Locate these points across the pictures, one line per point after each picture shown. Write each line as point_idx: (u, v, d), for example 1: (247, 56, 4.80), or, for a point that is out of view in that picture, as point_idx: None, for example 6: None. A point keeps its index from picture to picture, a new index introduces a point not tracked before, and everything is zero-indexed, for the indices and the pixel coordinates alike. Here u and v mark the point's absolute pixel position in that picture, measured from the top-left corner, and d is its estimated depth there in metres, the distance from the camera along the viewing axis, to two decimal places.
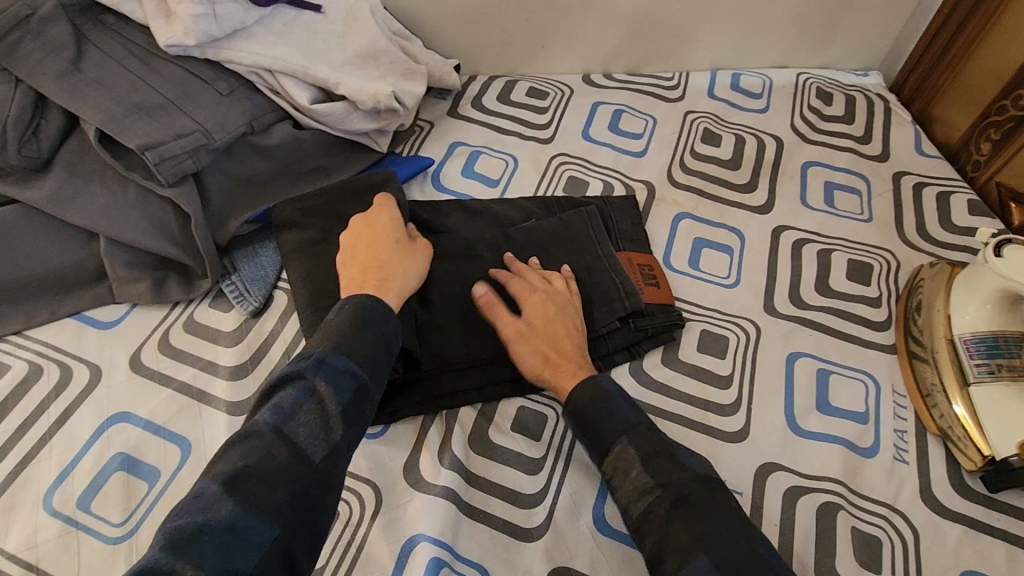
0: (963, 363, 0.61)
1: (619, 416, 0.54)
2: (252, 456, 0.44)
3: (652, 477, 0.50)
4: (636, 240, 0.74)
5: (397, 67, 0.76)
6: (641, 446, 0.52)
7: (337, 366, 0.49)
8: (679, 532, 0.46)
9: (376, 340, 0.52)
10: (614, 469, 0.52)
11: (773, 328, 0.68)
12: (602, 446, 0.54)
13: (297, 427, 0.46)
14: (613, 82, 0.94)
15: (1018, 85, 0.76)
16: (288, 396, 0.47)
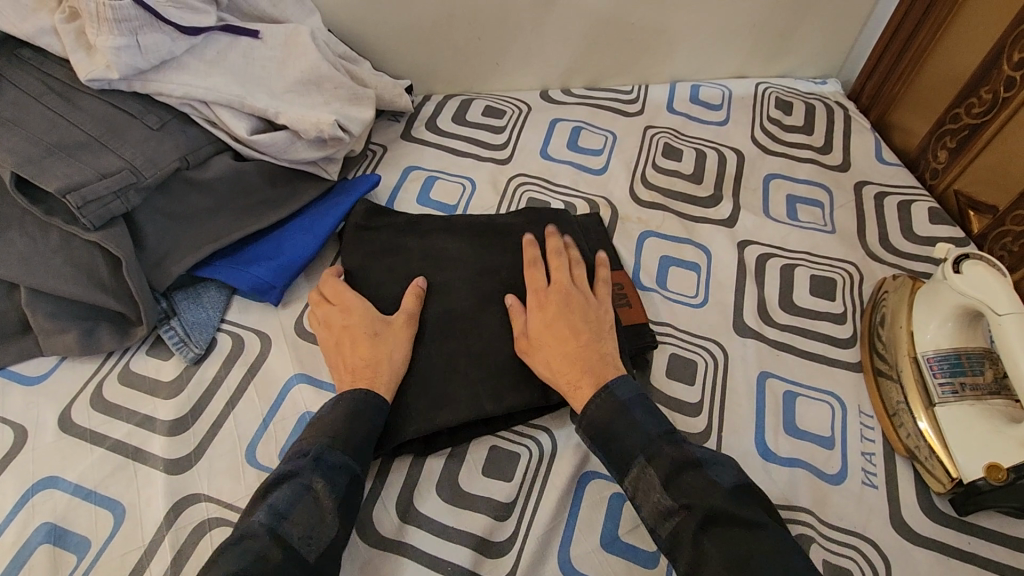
0: (927, 381, 0.60)
1: (640, 432, 0.52)
2: (246, 557, 0.45)
3: (676, 499, 0.48)
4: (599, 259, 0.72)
5: (343, 92, 0.73)
6: (665, 463, 0.50)
7: (335, 461, 0.51)
8: (711, 557, 0.45)
9: (370, 432, 0.54)
10: (637, 488, 0.50)
11: (739, 350, 0.66)
12: (621, 464, 0.51)
13: (293, 527, 0.47)
14: (571, 98, 0.92)
15: (970, 93, 0.76)
16: (284, 496, 0.49)
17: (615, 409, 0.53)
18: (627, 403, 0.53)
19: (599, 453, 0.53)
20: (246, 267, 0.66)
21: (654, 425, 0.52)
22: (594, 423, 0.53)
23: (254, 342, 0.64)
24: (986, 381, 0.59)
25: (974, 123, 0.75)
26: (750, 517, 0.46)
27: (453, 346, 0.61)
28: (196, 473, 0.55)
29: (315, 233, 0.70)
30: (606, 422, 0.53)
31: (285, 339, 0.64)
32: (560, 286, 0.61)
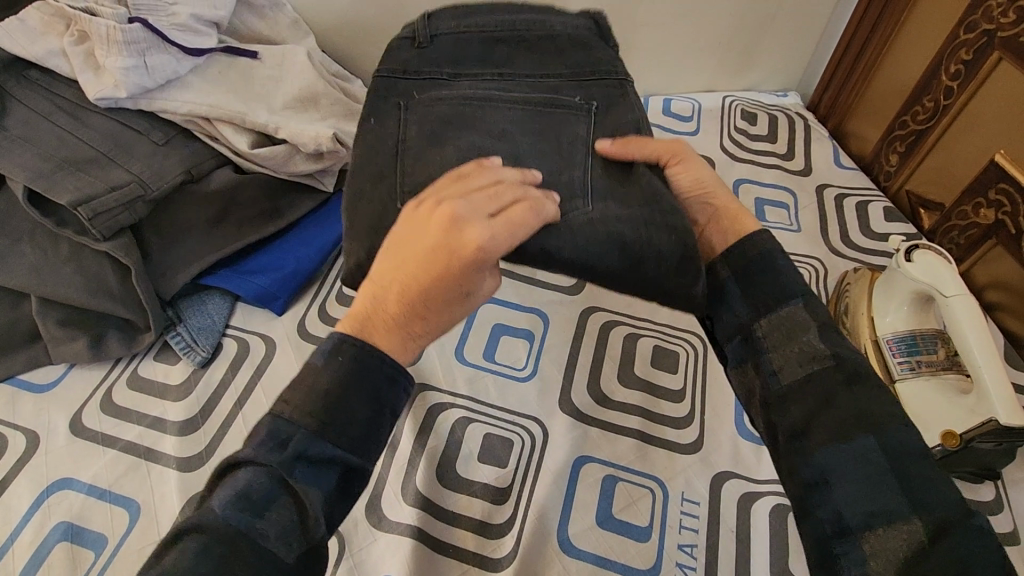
0: (887, 362, 0.65)
1: (795, 281, 0.50)
2: (211, 563, 0.36)
3: (828, 346, 0.47)
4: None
5: (338, 108, 0.77)
6: (816, 313, 0.49)
7: (320, 453, 0.40)
8: (846, 406, 0.45)
9: (361, 428, 0.41)
10: (774, 331, 0.49)
11: None
12: (764, 302, 0.50)
13: (268, 524, 0.38)
14: None
15: (914, 102, 0.83)
16: (259, 486, 0.39)
17: (767, 258, 0.51)
18: (783, 265, 0.51)
19: (735, 290, 0.52)
20: (250, 277, 0.69)
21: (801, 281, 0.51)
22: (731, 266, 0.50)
23: (259, 345, 0.67)
24: (940, 358, 0.64)
25: (919, 129, 0.82)
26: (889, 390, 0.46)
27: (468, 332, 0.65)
28: (208, 469, 0.58)
29: (315, 246, 0.73)
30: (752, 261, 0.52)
31: (290, 341, 0.67)
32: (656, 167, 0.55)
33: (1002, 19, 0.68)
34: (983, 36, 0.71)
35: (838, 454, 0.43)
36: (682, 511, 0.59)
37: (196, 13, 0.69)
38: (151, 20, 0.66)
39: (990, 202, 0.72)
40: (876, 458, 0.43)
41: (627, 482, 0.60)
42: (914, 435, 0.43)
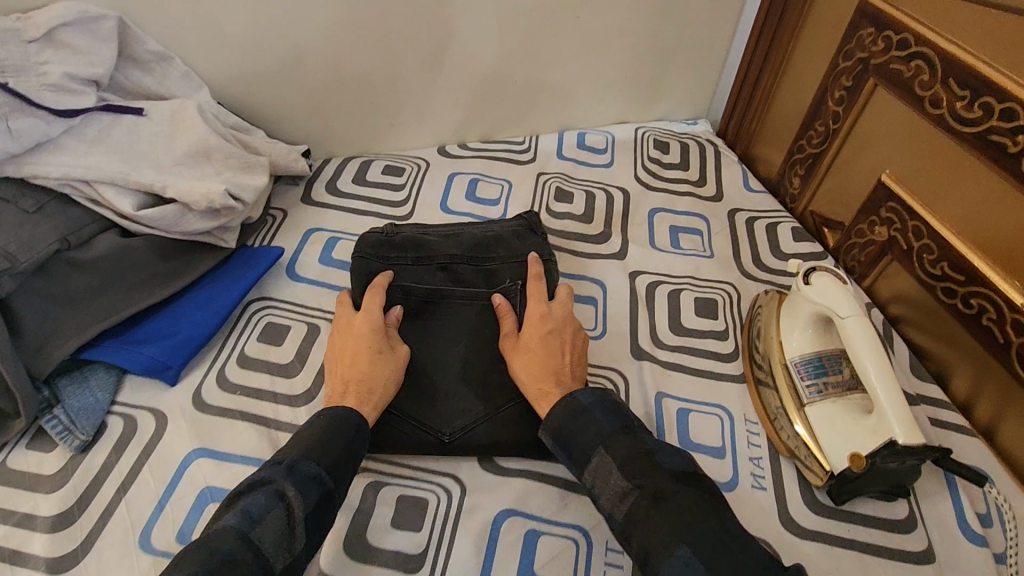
0: (796, 384, 0.65)
1: (596, 425, 0.55)
2: (213, 564, 0.43)
3: (629, 480, 0.51)
4: (513, 263, 0.72)
5: (234, 162, 0.74)
6: (617, 454, 0.53)
7: (310, 470, 0.51)
8: (660, 530, 0.47)
9: (344, 448, 0.54)
10: (596, 478, 0.53)
11: (635, 375, 0.71)
12: (581, 458, 0.55)
13: (263, 534, 0.46)
14: (467, 151, 0.98)
15: (808, 126, 0.86)
16: (256, 502, 0.48)
17: (582, 406, 0.56)
18: (586, 404, 0.56)
19: (574, 440, 0.55)
20: (139, 348, 0.65)
21: (612, 421, 0.55)
22: (554, 423, 0.56)
23: (148, 422, 0.62)
24: (846, 378, 0.64)
25: (815, 152, 0.85)
26: (704, 497, 0.49)
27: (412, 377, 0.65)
28: (84, 567, 0.52)
29: (213, 308, 0.69)
30: (563, 422, 0.56)
31: (183, 414, 0.62)
32: (540, 314, 0.65)
33: (873, 47, 0.71)
34: (860, 64, 0.74)
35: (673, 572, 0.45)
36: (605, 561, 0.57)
37: (69, 71, 0.66)
38: (17, 82, 0.63)
39: (883, 220, 0.75)
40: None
41: (548, 535, 0.58)
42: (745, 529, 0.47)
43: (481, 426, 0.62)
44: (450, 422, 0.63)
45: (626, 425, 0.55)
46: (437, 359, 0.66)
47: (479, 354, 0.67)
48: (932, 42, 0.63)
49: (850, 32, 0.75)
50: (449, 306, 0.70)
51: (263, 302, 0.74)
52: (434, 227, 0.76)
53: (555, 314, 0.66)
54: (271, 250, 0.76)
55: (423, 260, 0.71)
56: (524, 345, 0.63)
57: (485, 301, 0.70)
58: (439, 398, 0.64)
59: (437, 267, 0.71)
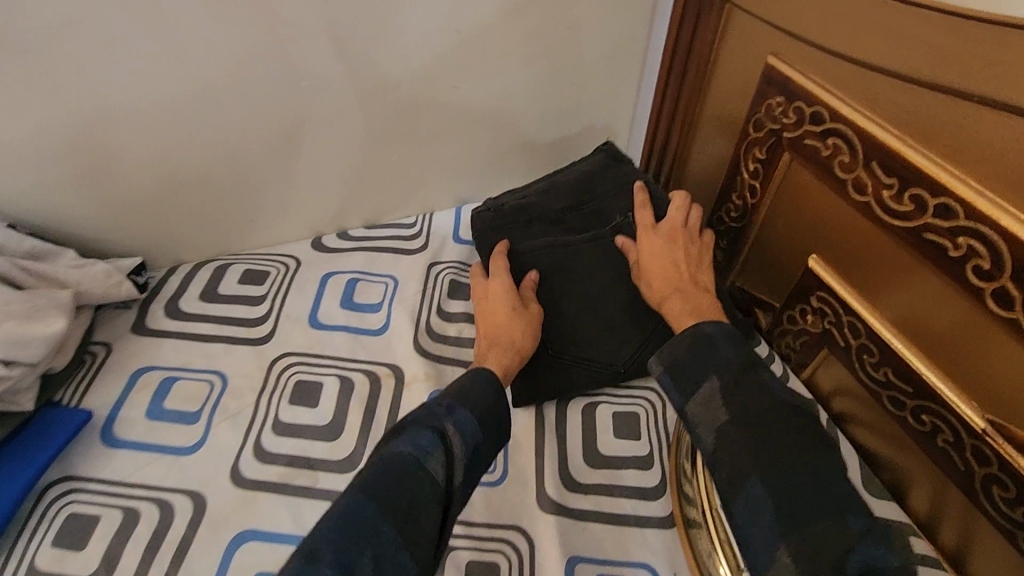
0: (732, 536, 0.54)
1: (713, 352, 0.50)
2: (388, 488, 0.44)
3: (730, 411, 0.47)
4: (615, 194, 0.74)
5: (16, 308, 0.60)
6: (733, 376, 0.48)
7: (465, 415, 0.50)
8: (745, 457, 0.45)
9: (485, 394, 0.52)
10: (699, 407, 0.48)
11: (542, 532, 0.58)
12: (689, 386, 0.49)
13: (435, 466, 0.46)
14: (348, 242, 0.84)
15: (723, 196, 0.76)
16: (423, 437, 0.47)
17: (695, 336, 0.51)
18: (710, 336, 0.51)
19: (683, 365, 0.50)
20: None
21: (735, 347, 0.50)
22: (671, 355, 0.51)
23: None
24: None
25: (734, 226, 0.75)
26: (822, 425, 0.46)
27: None
28: None
29: None
30: (686, 354, 0.50)
31: None
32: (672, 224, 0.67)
33: (784, 119, 0.61)
34: (772, 135, 0.64)
35: (743, 502, 0.44)
36: None
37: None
38: None
39: (814, 309, 0.65)
40: (774, 518, 0.42)
41: None
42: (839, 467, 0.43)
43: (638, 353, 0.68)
44: (617, 353, 0.68)
45: (747, 357, 0.49)
46: (596, 285, 0.69)
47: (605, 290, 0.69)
48: (847, 119, 0.53)
49: (757, 98, 0.65)
50: (568, 247, 0.70)
51: (66, 485, 0.59)
52: (529, 189, 0.78)
53: (654, 241, 0.65)
54: (76, 413, 0.62)
55: (532, 219, 0.74)
56: (647, 268, 0.64)
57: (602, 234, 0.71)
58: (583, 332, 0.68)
59: (521, 214, 0.74)
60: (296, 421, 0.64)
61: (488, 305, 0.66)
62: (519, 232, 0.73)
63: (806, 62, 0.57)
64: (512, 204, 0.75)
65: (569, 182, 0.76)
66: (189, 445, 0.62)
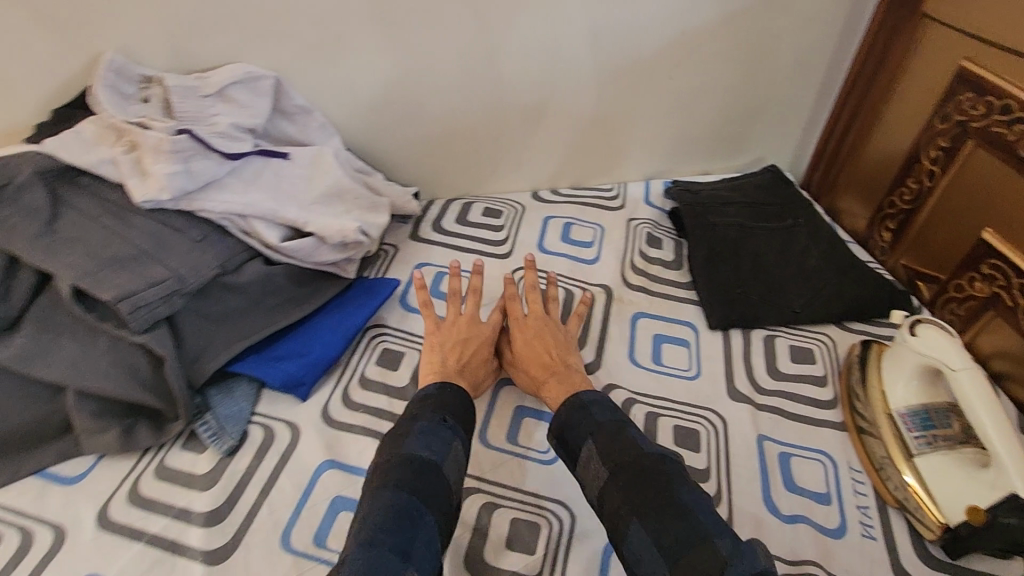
0: (904, 434, 0.66)
1: (590, 419, 0.61)
2: (405, 481, 0.53)
3: (607, 468, 0.56)
4: (787, 195, 1.00)
5: (361, 202, 0.84)
6: (603, 442, 0.58)
7: (454, 431, 0.60)
8: (624, 503, 0.53)
9: (465, 410, 0.62)
10: (586, 465, 0.58)
11: (736, 415, 0.72)
12: (574, 449, 0.60)
13: (449, 471, 0.56)
14: (560, 197, 1.03)
15: (899, 182, 0.89)
16: (434, 442, 0.57)
17: (575, 406, 0.62)
18: (584, 401, 0.63)
19: (569, 427, 0.61)
20: (277, 365, 0.72)
21: (605, 416, 0.61)
22: (559, 419, 0.63)
23: (284, 432, 0.68)
24: (956, 432, 0.65)
25: (906, 208, 0.87)
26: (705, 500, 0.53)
27: (718, 280, 0.86)
28: (237, 561, 0.58)
29: (340, 331, 0.76)
30: (563, 424, 0.62)
31: (314, 427, 0.69)
32: (537, 314, 0.75)
33: (973, 111, 0.75)
34: (958, 126, 0.77)
35: (628, 543, 0.51)
36: None
37: (232, 120, 0.75)
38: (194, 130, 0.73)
39: (984, 276, 0.76)
40: (659, 551, 0.49)
41: None
42: (715, 527, 0.50)
43: (817, 301, 0.84)
44: (796, 300, 0.85)
45: (619, 421, 0.60)
46: (785, 254, 0.90)
47: (793, 258, 0.90)
48: None
49: (948, 97, 0.79)
50: (757, 229, 0.93)
51: (378, 328, 0.81)
52: (722, 186, 1.02)
53: (530, 322, 0.74)
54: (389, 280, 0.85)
55: (730, 202, 0.96)
56: (518, 351, 0.72)
57: (778, 226, 0.94)
58: (775, 283, 0.86)
59: (722, 200, 0.97)
60: (533, 314, 0.84)
61: (462, 335, 0.72)
62: (723, 210, 0.95)
63: (1003, 65, 0.71)
64: (710, 194, 0.99)
65: (747, 184, 1.02)
66: None
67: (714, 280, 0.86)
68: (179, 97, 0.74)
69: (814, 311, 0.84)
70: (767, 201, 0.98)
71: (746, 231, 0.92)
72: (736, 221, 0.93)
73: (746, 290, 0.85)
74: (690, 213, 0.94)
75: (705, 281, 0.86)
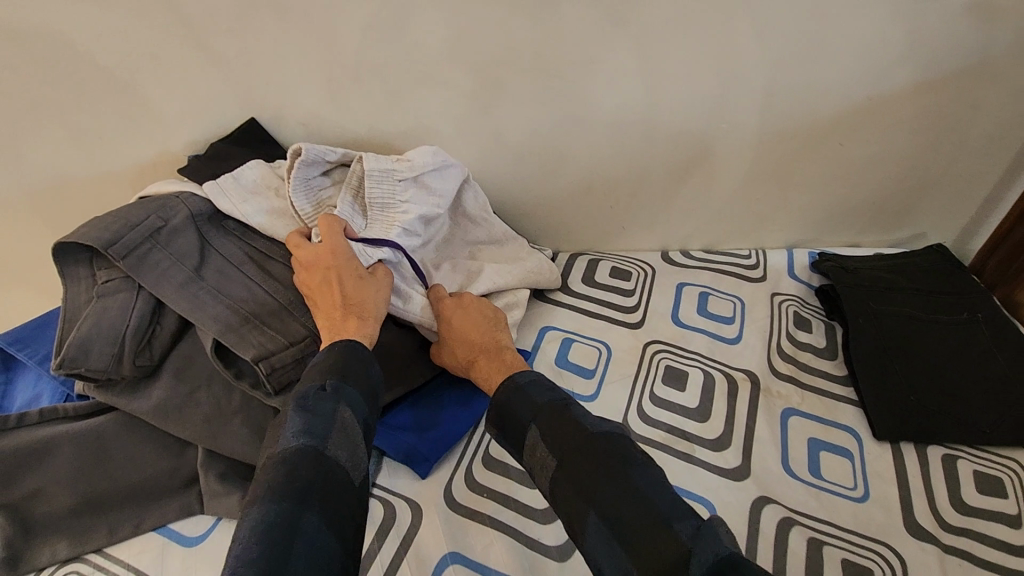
0: None
1: (529, 401, 0.58)
2: (293, 476, 0.47)
3: (554, 457, 0.53)
4: (965, 283, 0.87)
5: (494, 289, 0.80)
6: (545, 423, 0.55)
7: (351, 396, 0.55)
8: (579, 490, 0.50)
9: (362, 377, 0.58)
10: (532, 453, 0.56)
11: (916, 555, 0.62)
12: (518, 435, 0.57)
13: (337, 450, 0.50)
14: (692, 261, 0.94)
15: None
16: (318, 423, 0.51)
17: (509, 389, 0.60)
18: (518, 384, 0.60)
19: (512, 404, 0.58)
20: (402, 435, 0.67)
21: (539, 396, 0.58)
22: (496, 402, 0.60)
23: (406, 513, 0.63)
24: None
25: None
26: (653, 493, 0.48)
27: (886, 380, 0.76)
28: None
29: (469, 404, 0.72)
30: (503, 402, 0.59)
31: (437, 509, 0.63)
32: (465, 303, 0.73)
33: None
34: None
35: (591, 541, 0.48)
36: None
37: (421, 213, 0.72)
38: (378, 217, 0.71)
39: None
40: (619, 546, 0.46)
41: None
42: (679, 527, 0.45)
43: (1009, 419, 0.72)
44: (983, 416, 0.73)
45: (561, 401, 0.57)
46: (964, 357, 0.78)
47: (975, 364, 0.77)
48: None
49: None
50: (929, 323, 0.81)
51: None
52: (879, 264, 0.91)
53: (452, 310, 0.72)
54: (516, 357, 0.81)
55: (894, 288, 0.86)
56: (448, 334, 0.70)
57: (954, 322, 0.82)
58: (954, 391, 0.75)
59: (884, 284, 0.86)
60: (669, 398, 0.76)
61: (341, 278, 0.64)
62: (886, 296, 0.85)
63: None
64: (866, 275, 0.88)
65: (910, 266, 0.91)
66: (588, 393, 0.76)
67: (879, 380, 0.76)
68: (374, 182, 0.70)
69: (1004, 433, 0.71)
70: (939, 289, 0.86)
71: (916, 326, 0.81)
72: (901, 308, 0.83)
73: (920, 397, 0.74)
74: (849, 296, 0.84)
75: (869, 381, 0.76)
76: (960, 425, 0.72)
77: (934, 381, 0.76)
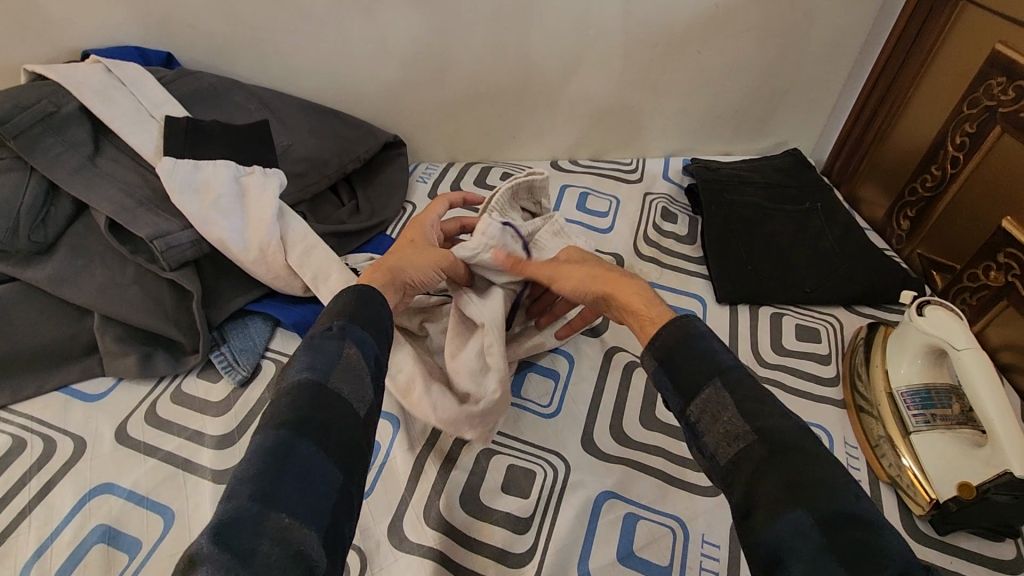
0: (906, 413, 0.67)
1: (710, 358, 0.46)
2: (298, 410, 0.40)
3: (748, 423, 0.41)
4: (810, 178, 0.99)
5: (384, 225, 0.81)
6: (743, 390, 0.43)
7: (359, 335, 0.47)
8: (780, 478, 0.38)
9: (376, 320, 0.49)
10: (703, 413, 0.44)
11: None
12: (688, 391, 0.45)
13: (341, 385, 0.43)
14: (578, 167, 1.03)
15: (922, 170, 0.89)
16: (325, 354, 0.43)
17: (684, 341, 0.47)
18: (701, 333, 0.48)
19: (672, 364, 0.47)
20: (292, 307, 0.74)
21: (729, 361, 0.46)
22: (662, 347, 0.48)
23: None
24: (954, 413, 0.66)
25: (927, 195, 0.87)
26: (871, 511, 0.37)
27: (731, 254, 0.87)
28: None
29: None
30: (674, 346, 0.47)
31: None
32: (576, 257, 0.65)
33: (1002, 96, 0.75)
34: (986, 112, 0.78)
35: (782, 540, 0.37)
36: (702, 552, 0.58)
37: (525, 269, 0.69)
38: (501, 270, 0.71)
39: (999, 266, 0.76)
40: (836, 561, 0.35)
41: (647, 519, 0.60)
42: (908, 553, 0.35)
43: (828, 280, 0.85)
44: (807, 279, 0.85)
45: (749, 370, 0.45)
46: (801, 235, 0.90)
47: (808, 241, 0.89)
48: None
49: (977, 80, 0.79)
50: (775, 210, 0.93)
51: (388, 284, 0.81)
52: (741, 166, 1.02)
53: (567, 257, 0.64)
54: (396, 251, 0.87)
55: (749, 183, 0.97)
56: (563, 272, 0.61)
57: (795, 208, 0.94)
58: (787, 261, 0.87)
59: (740, 180, 0.97)
60: None
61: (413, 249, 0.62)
62: (741, 189, 0.96)
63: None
64: (728, 173, 0.99)
65: (766, 166, 1.02)
66: None
67: (725, 254, 0.87)
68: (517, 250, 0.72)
69: (824, 292, 0.84)
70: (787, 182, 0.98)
71: (763, 212, 0.92)
72: (751, 199, 0.94)
73: (758, 267, 0.85)
74: (706, 189, 0.95)
75: (717, 255, 0.87)
76: (788, 287, 0.84)
77: (771, 254, 0.87)
